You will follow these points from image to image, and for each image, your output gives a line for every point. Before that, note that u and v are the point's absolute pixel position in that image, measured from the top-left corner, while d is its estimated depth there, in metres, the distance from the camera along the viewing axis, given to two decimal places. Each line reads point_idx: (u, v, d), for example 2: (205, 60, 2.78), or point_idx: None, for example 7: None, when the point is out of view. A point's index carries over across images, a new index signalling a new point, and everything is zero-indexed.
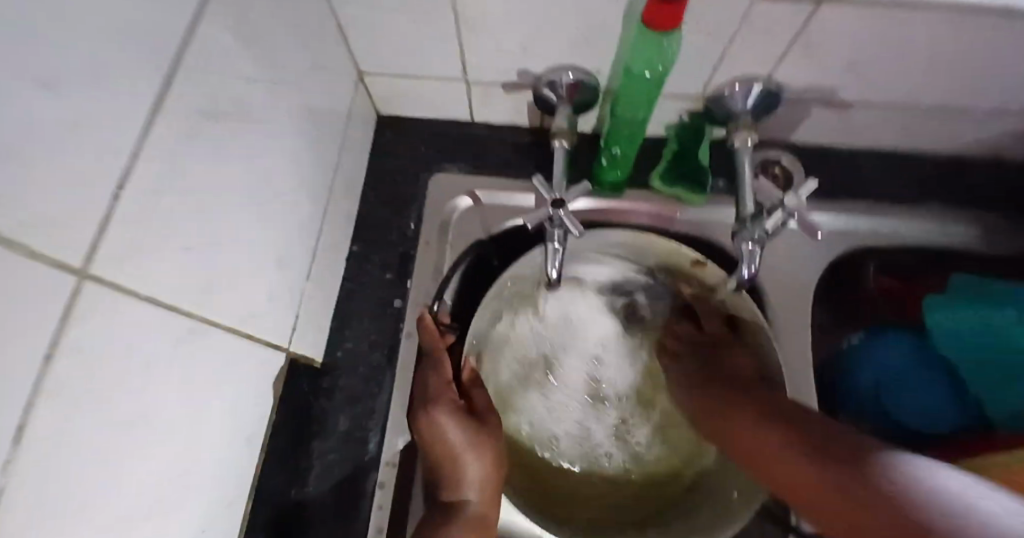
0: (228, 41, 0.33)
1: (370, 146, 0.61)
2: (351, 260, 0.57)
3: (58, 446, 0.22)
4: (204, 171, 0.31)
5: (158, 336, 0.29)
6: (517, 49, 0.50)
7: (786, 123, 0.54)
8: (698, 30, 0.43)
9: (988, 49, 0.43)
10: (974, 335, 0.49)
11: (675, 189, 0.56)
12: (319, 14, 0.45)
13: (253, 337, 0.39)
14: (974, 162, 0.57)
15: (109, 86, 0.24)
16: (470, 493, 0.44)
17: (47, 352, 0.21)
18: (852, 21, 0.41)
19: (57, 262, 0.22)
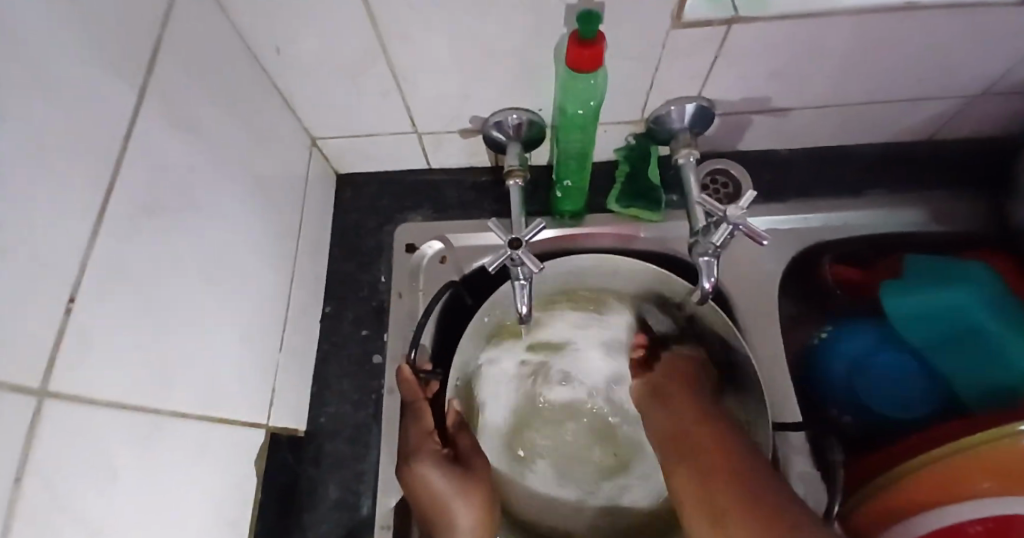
0: (166, 138, 0.34)
1: (332, 206, 0.62)
2: (325, 321, 0.57)
3: None
4: (152, 266, 0.32)
5: (124, 435, 0.29)
6: (459, 101, 0.52)
7: (725, 134, 0.56)
8: (624, 64, 0.46)
9: (901, 44, 0.45)
10: (930, 318, 0.51)
11: (632, 210, 0.58)
12: (261, 92, 0.47)
13: (223, 420, 0.39)
14: (913, 147, 0.59)
15: (54, 207, 0.25)
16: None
17: (13, 477, 0.22)
18: (763, 37, 0.43)
19: (17, 385, 0.23)
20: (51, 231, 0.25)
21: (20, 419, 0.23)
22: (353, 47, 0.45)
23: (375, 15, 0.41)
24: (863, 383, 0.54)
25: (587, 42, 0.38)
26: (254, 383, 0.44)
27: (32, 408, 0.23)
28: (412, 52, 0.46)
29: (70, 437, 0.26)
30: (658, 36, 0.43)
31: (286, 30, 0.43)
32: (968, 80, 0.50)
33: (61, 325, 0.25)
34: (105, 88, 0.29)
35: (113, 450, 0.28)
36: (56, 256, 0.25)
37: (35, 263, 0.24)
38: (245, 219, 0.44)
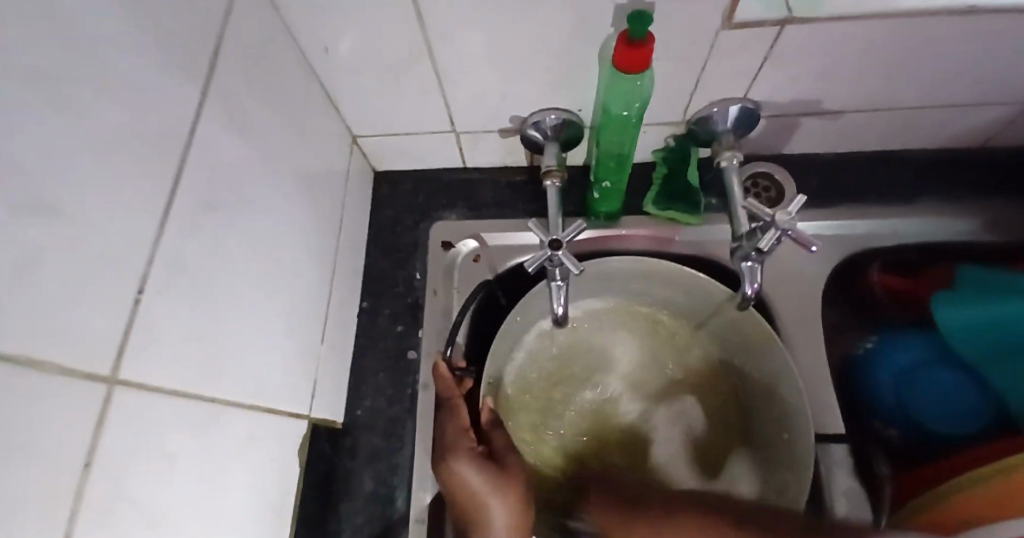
0: (221, 134, 0.35)
1: (370, 203, 0.63)
2: (362, 316, 0.58)
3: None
4: (207, 260, 0.33)
5: (181, 423, 0.30)
6: (500, 100, 0.52)
7: (768, 136, 0.55)
8: (670, 64, 0.45)
9: (960, 46, 0.43)
10: (982, 328, 0.49)
11: (670, 212, 0.57)
12: (308, 90, 0.48)
13: (271, 409, 0.41)
14: (967, 152, 0.57)
15: (122, 201, 0.26)
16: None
17: (83, 461, 0.23)
18: (815, 38, 0.42)
19: (87, 373, 0.24)
20: (120, 225, 0.26)
21: (90, 405, 0.24)
22: (398, 46, 0.46)
23: (421, 14, 0.42)
24: (913, 397, 0.52)
25: (636, 41, 0.38)
26: (297, 375, 0.45)
27: (101, 395, 0.24)
28: (456, 51, 0.46)
29: (135, 423, 0.27)
30: (706, 36, 0.42)
31: (335, 29, 0.44)
32: None
33: (129, 314, 0.26)
34: (170, 86, 0.30)
35: (172, 436, 0.29)
36: (125, 249, 0.26)
37: (104, 255, 0.25)
38: (291, 215, 0.45)
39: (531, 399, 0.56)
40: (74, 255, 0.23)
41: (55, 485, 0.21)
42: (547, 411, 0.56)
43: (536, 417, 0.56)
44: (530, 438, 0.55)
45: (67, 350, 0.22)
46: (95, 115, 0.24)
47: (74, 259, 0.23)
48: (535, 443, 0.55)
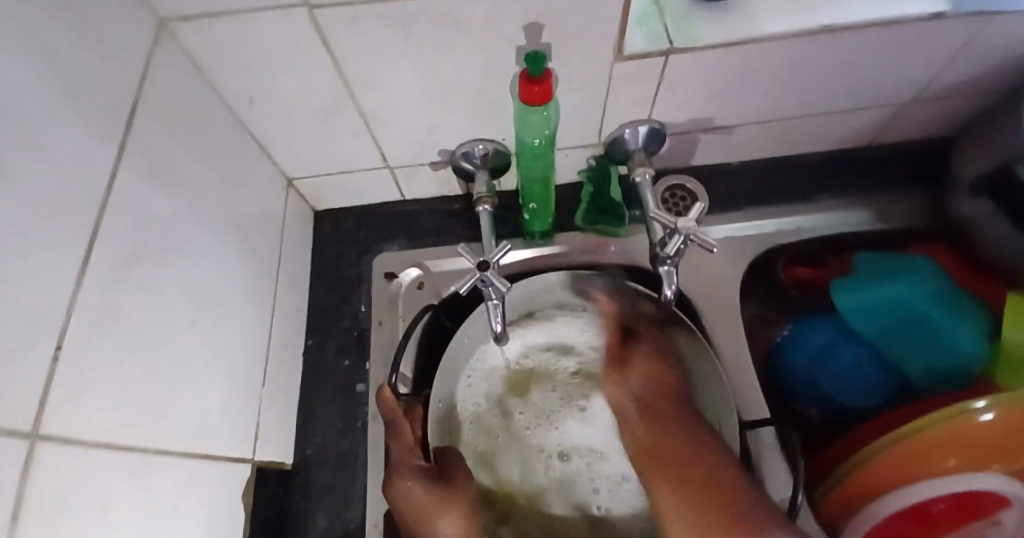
0: (143, 188, 0.36)
1: (312, 242, 0.64)
2: (308, 353, 0.59)
3: None
4: (135, 313, 0.34)
5: (113, 474, 0.31)
6: (426, 136, 0.55)
7: (678, 150, 0.60)
8: (575, 94, 0.49)
9: (825, 62, 0.49)
10: (879, 310, 0.55)
11: (599, 227, 0.61)
12: (235, 139, 0.49)
13: (212, 455, 0.41)
14: (854, 151, 0.63)
15: (37, 260, 0.27)
16: None
17: (10, 516, 0.23)
18: (698, 64, 0.47)
19: (13, 429, 0.24)
20: (36, 284, 0.26)
21: (15, 461, 0.24)
22: (322, 93, 0.48)
23: (339, 62, 0.44)
24: (824, 376, 0.57)
25: (536, 78, 0.41)
26: (237, 418, 0.45)
27: (25, 450, 0.25)
28: (378, 94, 0.49)
29: (62, 482, 0.27)
30: (603, 67, 0.46)
31: (256, 79, 0.46)
32: (894, 89, 0.54)
33: (51, 366, 0.27)
34: (83, 148, 0.31)
35: (102, 494, 0.30)
36: (44, 309, 0.27)
37: (24, 314, 0.26)
38: (223, 261, 0.45)
39: (482, 423, 0.57)
40: None
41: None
42: (499, 432, 0.57)
43: (489, 438, 0.57)
44: (486, 461, 0.56)
45: None
46: (19, 185, 0.26)
47: None
48: (481, 455, 0.56)
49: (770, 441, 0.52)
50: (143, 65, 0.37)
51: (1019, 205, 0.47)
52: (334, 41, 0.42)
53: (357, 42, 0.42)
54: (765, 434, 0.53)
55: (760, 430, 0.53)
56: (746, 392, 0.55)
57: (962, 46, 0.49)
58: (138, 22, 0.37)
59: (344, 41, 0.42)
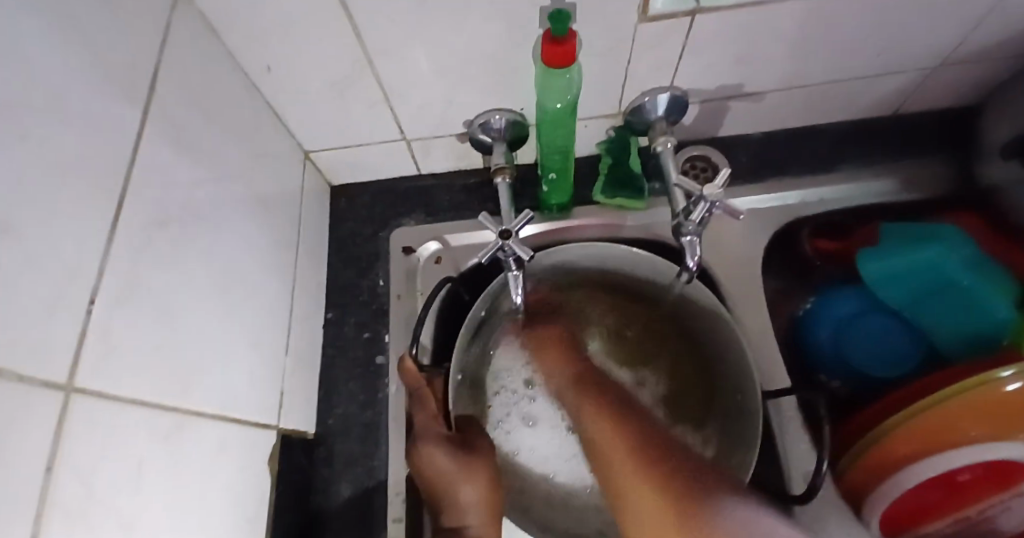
0: (167, 152, 0.36)
1: (329, 217, 0.64)
2: (328, 326, 0.59)
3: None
4: (161, 276, 0.34)
5: (144, 433, 0.31)
6: (445, 107, 0.54)
7: (699, 119, 0.59)
8: (597, 59, 0.48)
9: (854, 24, 0.48)
10: (908, 279, 0.55)
11: (619, 200, 0.60)
12: (252, 108, 0.49)
13: (238, 420, 0.41)
14: (879, 120, 0.62)
15: (67, 212, 0.27)
16: (469, 518, 0.44)
17: (46, 464, 0.24)
18: (723, 26, 0.46)
19: (48, 381, 0.24)
20: (66, 237, 0.26)
21: (51, 412, 0.24)
22: (340, 61, 0.47)
23: (356, 26, 0.44)
24: (850, 347, 0.58)
25: (559, 39, 0.40)
26: (261, 385, 0.45)
27: (60, 402, 0.25)
28: (397, 62, 0.48)
29: (98, 435, 0.27)
30: (626, 30, 0.45)
31: (273, 44, 0.45)
32: (924, 52, 0.52)
33: (84, 322, 0.27)
34: (109, 107, 0.31)
35: (135, 452, 0.30)
36: (74, 263, 0.27)
37: (56, 267, 0.25)
38: (244, 230, 0.45)
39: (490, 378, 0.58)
40: (26, 268, 0.23)
41: (21, 486, 0.22)
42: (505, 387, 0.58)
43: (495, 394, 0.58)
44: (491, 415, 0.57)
45: (27, 358, 0.23)
46: (51, 138, 0.26)
47: (29, 270, 0.24)
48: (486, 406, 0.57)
49: (792, 411, 0.52)
50: (164, 27, 0.37)
51: None
52: (354, 5, 0.41)
53: (376, 6, 0.41)
54: (786, 403, 0.52)
55: (782, 399, 0.52)
56: (767, 365, 0.55)
57: (998, 4, 0.47)
58: None
59: (363, 4, 0.41)
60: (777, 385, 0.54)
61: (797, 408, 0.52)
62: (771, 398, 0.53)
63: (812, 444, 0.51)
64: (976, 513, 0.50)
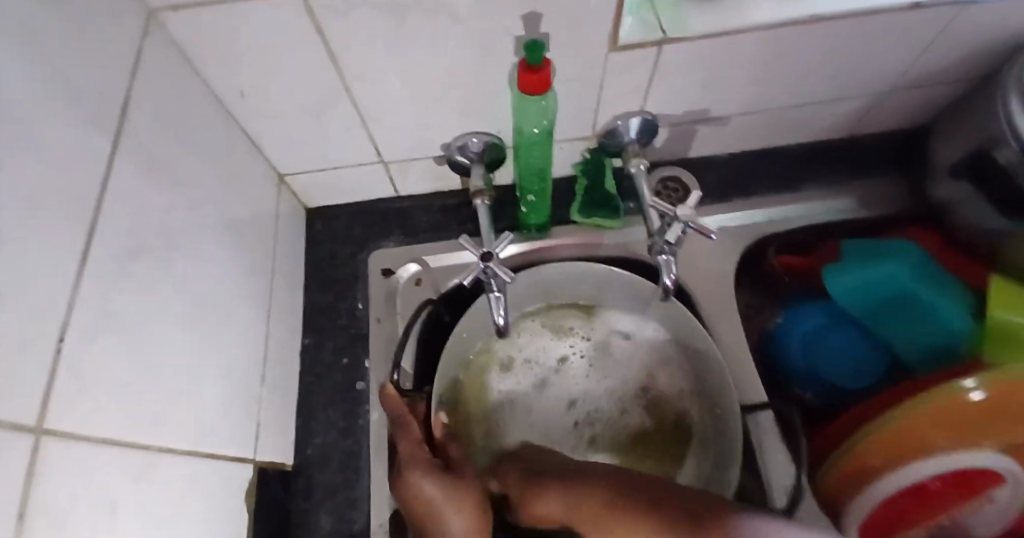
0: (139, 182, 0.35)
1: (304, 241, 0.63)
2: (305, 352, 0.58)
3: None
4: (133, 308, 0.33)
5: (116, 474, 0.29)
6: (422, 131, 0.55)
7: (670, 141, 0.61)
8: (571, 85, 0.50)
9: (811, 52, 0.50)
10: (874, 290, 0.57)
11: (595, 220, 0.61)
12: (226, 133, 0.48)
13: (214, 455, 0.40)
14: (837, 141, 0.65)
15: (37, 248, 0.26)
16: None
17: (18, 514, 0.22)
18: (690, 54, 0.48)
19: (18, 425, 0.23)
20: (37, 274, 0.26)
21: (21, 458, 0.23)
22: (316, 86, 0.47)
23: (333, 52, 0.44)
24: (821, 360, 0.59)
25: (535, 67, 0.42)
26: (238, 417, 0.44)
27: (30, 447, 0.24)
28: (374, 88, 0.48)
29: (69, 479, 0.26)
30: (598, 57, 0.47)
31: (249, 70, 0.45)
32: (875, 77, 0.56)
33: (56, 362, 0.26)
34: (79, 138, 0.30)
35: (104, 493, 0.28)
36: (44, 301, 0.26)
37: (25, 305, 0.25)
38: (217, 257, 0.44)
39: (473, 395, 0.58)
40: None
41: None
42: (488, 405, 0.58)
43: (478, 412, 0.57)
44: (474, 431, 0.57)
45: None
46: (18, 173, 0.25)
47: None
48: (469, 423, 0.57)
49: (770, 423, 0.53)
50: (135, 55, 0.36)
51: (998, 186, 0.49)
52: (331, 32, 0.41)
53: (353, 33, 0.42)
54: (763, 415, 0.54)
55: (760, 412, 0.54)
56: (744, 379, 0.56)
57: (942, 33, 0.51)
58: (130, 9, 0.36)
59: (341, 32, 0.42)
60: (755, 399, 0.55)
61: (774, 421, 0.54)
62: (749, 412, 0.54)
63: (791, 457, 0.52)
64: (948, 517, 0.52)
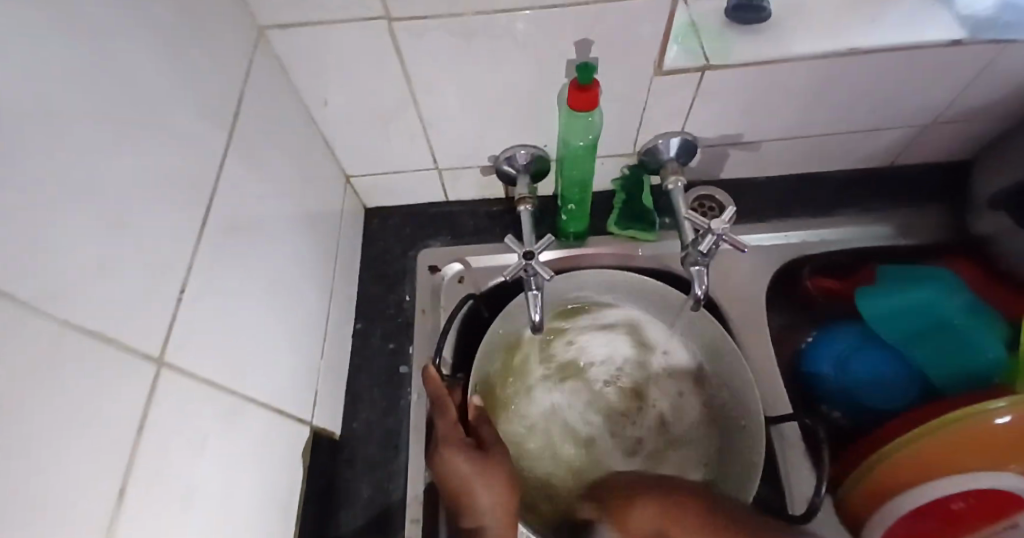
0: (242, 172, 0.42)
1: (362, 237, 0.69)
2: (356, 336, 0.63)
3: (147, 496, 0.28)
4: (232, 274, 0.39)
5: (211, 411, 0.35)
6: (476, 142, 0.60)
7: (708, 161, 0.64)
8: (616, 104, 0.54)
9: (848, 82, 0.53)
10: (906, 314, 0.59)
11: (631, 232, 0.64)
12: (309, 136, 0.55)
13: (282, 412, 0.45)
14: (875, 170, 0.67)
15: (167, 214, 0.32)
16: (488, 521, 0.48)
17: (137, 425, 0.28)
18: (728, 81, 0.51)
19: (145, 352, 0.29)
20: (166, 236, 0.32)
21: (143, 379, 0.29)
22: (387, 98, 0.53)
23: (407, 69, 0.50)
24: (852, 380, 0.60)
25: (585, 86, 0.46)
26: (300, 383, 0.49)
27: (152, 373, 0.29)
28: (438, 102, 0.54)
29: (177, 406, 0.32)
30: (643, 80, 0.51)
31: (333, 82, 0.51)
32: (914, 108, 0.58)
33: (174, 309, 0.32)
34: (202, 129, 0.36)
35: (201, 424, 0.34)
36: (168, 257, 0.32)
37: (155, 258, 0.30)
38: (294, 241, 0.50)
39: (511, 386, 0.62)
40: (134, 255, 0.28)
41: (119, 437, 0.26)
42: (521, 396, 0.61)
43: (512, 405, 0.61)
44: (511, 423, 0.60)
45: (129, 329, 0.28)
46: (153, 151, 0.31)
47: (136, 259, 0.29)
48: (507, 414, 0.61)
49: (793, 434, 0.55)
50: (246, 66, 0.43)
51: None
52: (406, 50, 0.47)
53: (425, 53, 0.48)
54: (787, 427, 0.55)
55: (784, 423, 0.55)
56: (770, 390, 0.58)
57: (986, 67, 0.53)
58: (245, 28, 0.43)
59: (414, 51, 0.47)
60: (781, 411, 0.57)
61: (799, 432, 0.55)
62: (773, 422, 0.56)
63: (814, 469, 0.53)
64: None
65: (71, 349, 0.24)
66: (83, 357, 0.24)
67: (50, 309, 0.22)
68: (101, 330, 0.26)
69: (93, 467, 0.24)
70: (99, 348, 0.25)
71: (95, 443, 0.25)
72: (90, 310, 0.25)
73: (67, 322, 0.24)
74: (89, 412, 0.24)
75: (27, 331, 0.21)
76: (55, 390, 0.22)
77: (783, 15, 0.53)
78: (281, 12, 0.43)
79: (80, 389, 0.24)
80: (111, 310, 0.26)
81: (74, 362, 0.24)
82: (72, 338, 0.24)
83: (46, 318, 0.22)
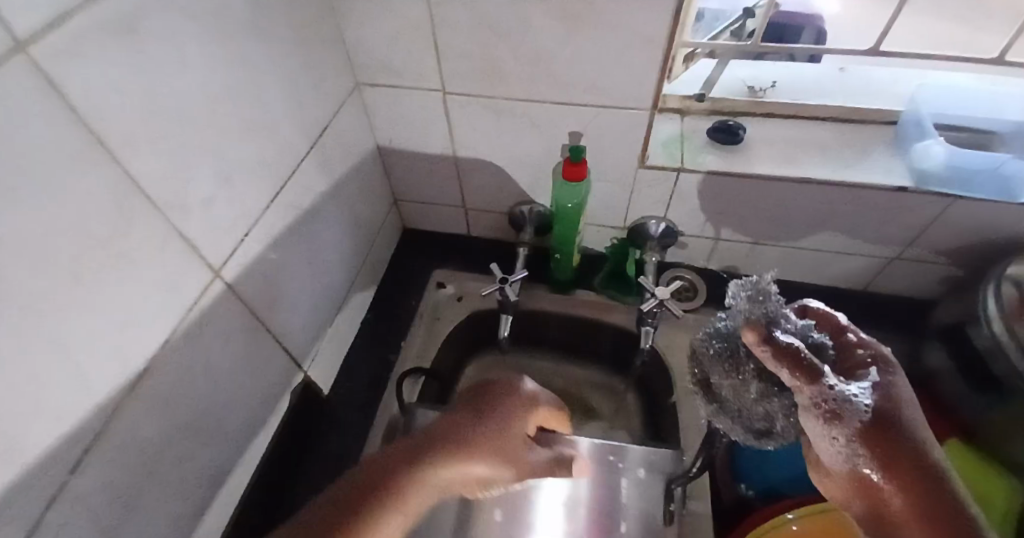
0: (314, 173, 0.59)
1: (395, 249, 0.85)
2: (366, 323, 0.77)
3: (178, 355, 0.42)
4: (284, 237, 0.55)
5: (236, 322, 0.49)
6: (496, 192, 0.74)
7: (689, 249, 0.74)
8: (608, 183, 0.67)
9: (805, 203, 0.63)
10: None
11: (609, 292, 0.76)
12: (372, 161, 0.72)
13: (287, 352, 0.59)
14: (845, 291, 0.74)
15: (251, 183, 0.48)
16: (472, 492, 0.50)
17: (187, 305, 0.42)
18: (699, 182, 0.63)
19: (208, 262, 0.44)
20: (246, 196, 0.48)
21: (201, 278, 0.43)
22: (435, 146, 0.70)
23: (452, 127, 0.66)
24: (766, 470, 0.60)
25: (576, 162, 0.60)
26: (308, 338, 0.63)
27: (207, 278, 0.44)
28: (471, 156, 0.70)
29: (217, 307, 0.46)
30: (630, 168, 0.64)
31: (398, 127, 0.69)
32: (874, 239, 0.65)
33: (236, 244, 0.47)
34: (292, 137, 0.53)
35: (228, 327, 0.48)
36: (243, 210, 0.47)
37: (234, 207, 0.46)
38: (338, 232, 0.66)
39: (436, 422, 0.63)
40: (221, 201, 0.44)
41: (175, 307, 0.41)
42: None
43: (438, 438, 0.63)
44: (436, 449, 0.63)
45: (204, 244, 0.43)
46: (256, 143, 0.48)
47: (222, 203, 0.44)
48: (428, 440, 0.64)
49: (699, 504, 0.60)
50: (338, 104, 0.61)
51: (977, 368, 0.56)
52: (453, 113, 0.64)
53: (466, 117, 0.64)
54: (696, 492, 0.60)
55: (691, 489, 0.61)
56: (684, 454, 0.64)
57: (940, 214, 0.60)
58: (344, 80, 0.61)
59: (458, 115, 0.64)
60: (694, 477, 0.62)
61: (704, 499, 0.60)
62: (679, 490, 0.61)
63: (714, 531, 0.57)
64: None
65: (165, 241, 0.39)
66: (171, 249, 0.40)
67: (164, 213, 0.38)
68: (190, 237, 0.41)
69: (152, 317, 0.39)
70: (182, 247, 0.41)
71: (160, 303, 0.39)
72: (185, 222, 0.41)
73: (168, 223, 0.39)
74: (163, 282, 0.39)
75: (149, 221, 0.37)
76: (149, 260, 0.38)
77: (759, 142, 0.65)
78: (371, 73, 0.62)
79: (164, 266, 0.39)
80: (197, 228, 0.42)
81: (166, 249, 0.39)
82: (170, 236, 0.39)
83: (159, 217, 0.38)
